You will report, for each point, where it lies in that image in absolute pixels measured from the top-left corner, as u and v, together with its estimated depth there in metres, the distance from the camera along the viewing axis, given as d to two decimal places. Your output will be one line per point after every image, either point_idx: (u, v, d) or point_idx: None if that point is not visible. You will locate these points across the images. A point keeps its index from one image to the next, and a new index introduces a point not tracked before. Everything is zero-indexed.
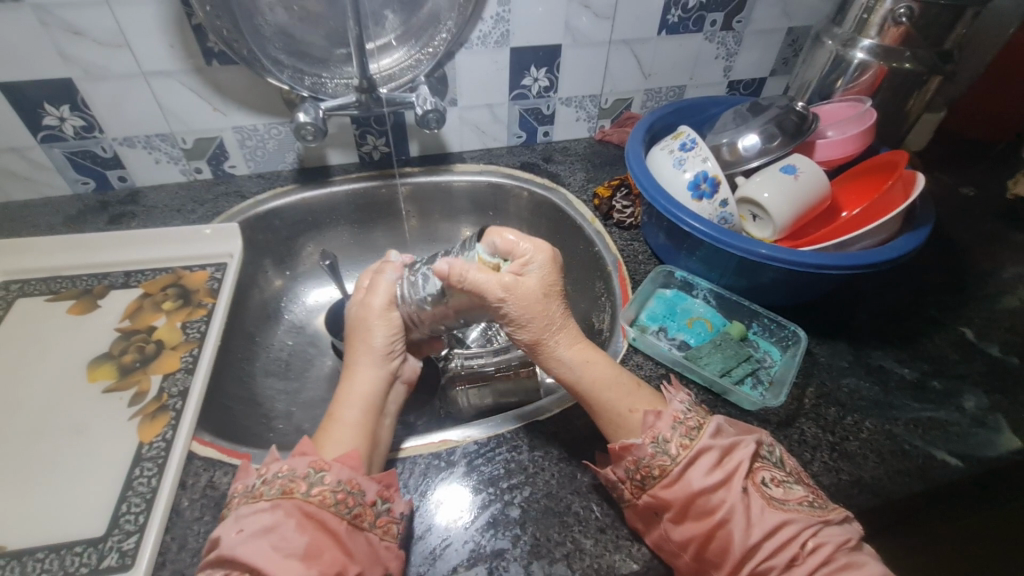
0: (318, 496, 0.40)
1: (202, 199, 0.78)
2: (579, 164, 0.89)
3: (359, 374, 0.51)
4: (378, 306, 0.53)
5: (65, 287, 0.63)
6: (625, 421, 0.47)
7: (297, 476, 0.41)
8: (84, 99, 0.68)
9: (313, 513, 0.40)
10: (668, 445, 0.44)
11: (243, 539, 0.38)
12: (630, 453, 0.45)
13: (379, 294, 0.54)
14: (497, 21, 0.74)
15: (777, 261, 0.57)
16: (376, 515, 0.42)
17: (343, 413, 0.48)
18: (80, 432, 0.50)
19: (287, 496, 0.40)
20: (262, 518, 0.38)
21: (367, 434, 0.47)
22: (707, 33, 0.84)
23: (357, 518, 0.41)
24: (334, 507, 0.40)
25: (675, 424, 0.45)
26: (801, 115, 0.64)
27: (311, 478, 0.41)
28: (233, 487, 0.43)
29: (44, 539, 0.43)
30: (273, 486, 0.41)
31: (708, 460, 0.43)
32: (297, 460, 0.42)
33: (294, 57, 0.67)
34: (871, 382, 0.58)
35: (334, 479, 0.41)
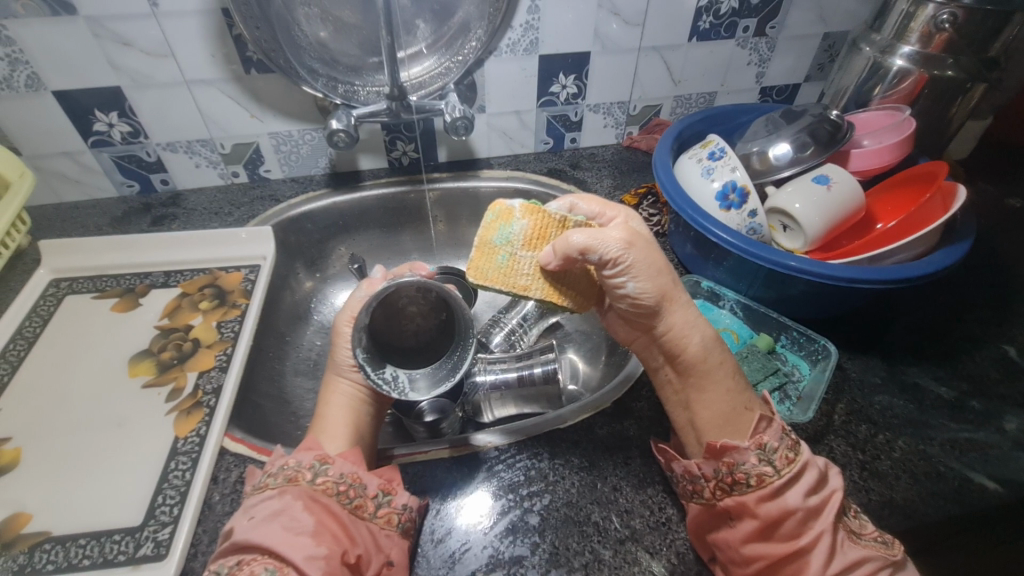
0: (323, 485, 0.43)
1: (238, 202, 0.81)
2: (606, 171, 0.88)
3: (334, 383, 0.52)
4: (344, 320, 0.53)
5: (109, 285, 0.66)
6: (730, 423, 0.46)
7: (302, 467, 0.43)
8: (131, 106, 0.71)
9: (318, 497, 0.42)
10: (771, 457, 0.43)
11: (254, 524, 0.39)
12: (731, 453, 0.44)
13: (347, 309, 0.53)
14: (526, 29, 0.75)
15: (807, 273, 0.55)
16: (376, 506, 0.43)
17: (328, 412, 0.50)
18: (120, 425, 0.53)
19: (293, 484, 0.42)
20: (271, 503, 0.41)
21: (353, 432, 0.49)
22: (739, 39, 0.83)
23: (358, 507, 0.43)
24: (336, 496, 0.42)
25: (787, 438, 0.44)
26: (835, 124, 0.63)
27: (316, 469, 0.44)
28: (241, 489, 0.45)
29: (86, 527, 0.45)
30: (278, 476, 0.43)
31: (809, 482, 0.42)
32: (303, 454, 0.45)
33: (328, 65, 0.69)
34: (905, 400, 0.56)
35: (337, 471, 0.44)
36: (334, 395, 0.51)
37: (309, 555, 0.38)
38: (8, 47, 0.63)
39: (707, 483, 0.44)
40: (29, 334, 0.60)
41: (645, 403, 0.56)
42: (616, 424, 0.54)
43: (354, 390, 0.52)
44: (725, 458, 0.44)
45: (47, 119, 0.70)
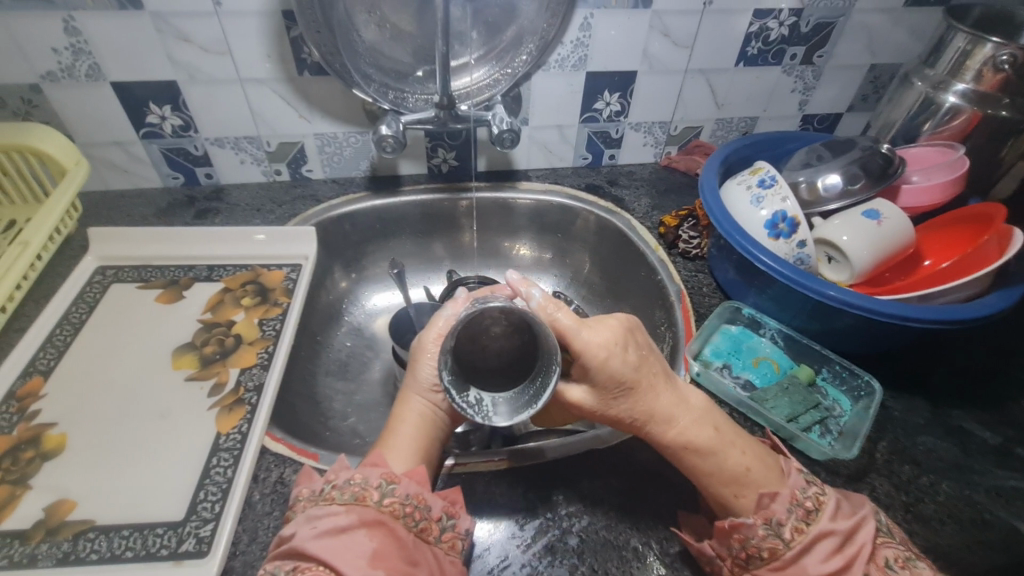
0: (390, 507, 0.42)
1: (280, 200, 0.82)
2: (644, 190, 0.88)
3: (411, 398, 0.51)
4: (430, 339, 0.52)
5: (153, 276, 0.67)
6: (728, 497, 0.45)
7: (369, 485, 0.43)
8: (185, 100, 0.72)
9: (385, 521, 0.41)
10: (782, 530, 0.42)
11: (316, 536, 0.39)
12: (738, 530, 0.43)
13: (431, 328, 0.52)
14: (576, 45, 0.75)
15: (855, 307, 0.55)
16: (441, 530, 0.43)
17: (398, 430, 0.49)
18: (163, 417, 0.53)
19: (360, 503, 0.42)
20: (336, 519, 0.40)
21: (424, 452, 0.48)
22: (786, 66, 0.83)
23: (424, 531, 0.43)
24: (402, 519, 0.42)
25: (795, 504, 0.43)
26: (886, 158, 0.63)
27: (383, 488, 0.43)
28: (297, 491, 0.44)
29: (129, 518, 0.46)
30: (346, 492, 0.43)
31: (829, 546, 0.41)
32: (368, 470, 0.44)
33: (381, 72, 0.70)
34: (949, 443, 0.55)
35: (404, 491, 0.43)
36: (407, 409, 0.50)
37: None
38: (73, 38, 0.64)
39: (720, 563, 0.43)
40: (75, 320, 0.61)
41: None
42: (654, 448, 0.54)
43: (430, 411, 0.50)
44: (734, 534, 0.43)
45: (102, 109, 0.71)
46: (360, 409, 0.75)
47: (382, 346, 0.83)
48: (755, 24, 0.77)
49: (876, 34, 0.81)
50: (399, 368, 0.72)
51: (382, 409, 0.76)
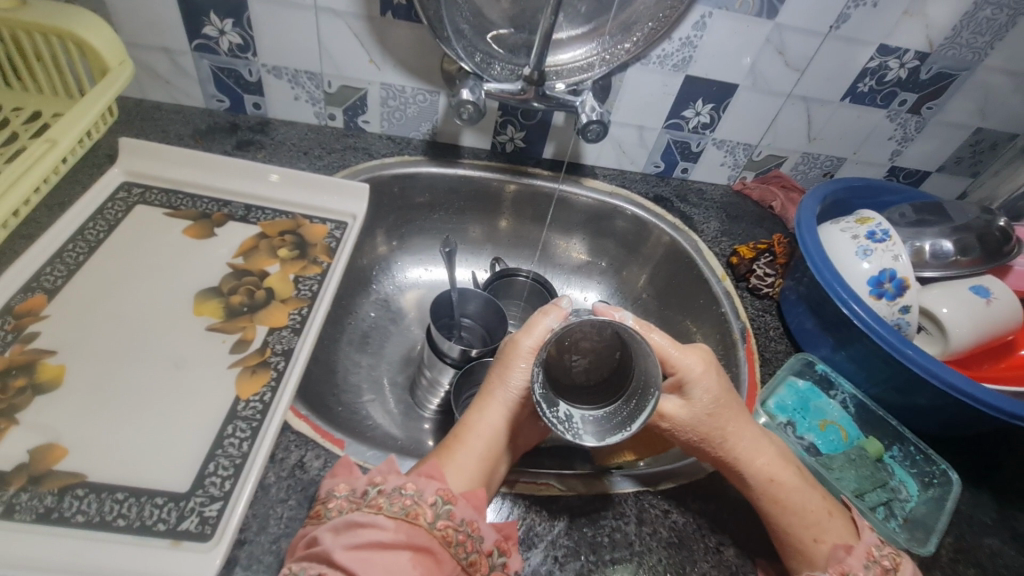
0: (442, 530, 0.37)
1: (329, 147, 0.75)
2: (713, 212, 0.82)
3: (488, 406, 0.45)
4: (525, 349, 0.44)
5: (184, 204, 0.60)
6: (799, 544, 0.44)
7: (423, 502, 0.38)
8: (250, 19, 0.65)
9: (434, 549, 0.36)
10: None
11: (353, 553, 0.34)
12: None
13: (531, 337, 0.44)
14: (684, 44, 0.69)
15: (958, 391, 0.50)
16: (489, 567, 0.37)
17: (467, 440, 0.43)
18: (178, 367, 0.47)
19: (411, 520, 0.37)
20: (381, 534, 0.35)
21: (488, 473, 0.43)
22: (891, 111, 0.78)
23: (471, 566, 0.37)
24: (454, 548, 0.36)
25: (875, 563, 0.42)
26: (1003, 234, 0.58)
27: (437, 508, 0.38)
28: (333, 484, 0.39)
29: (126, 480, 0.40)
30: (395, 503, 0.37)
31: None
32: (424, 483, 0.39)
33: (473, 31, 0.63)
34: (1017, 550, 0.51)
35: (460, 515, 0.38)
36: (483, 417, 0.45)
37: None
38: None
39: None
40: (91, 238, 0.55)
41: None
42: (709, 502, 0.48)
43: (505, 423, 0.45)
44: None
45: (157, 9, 0.64)
46: (377, 387, 0.69)
47: (408, 324, 0.78)
48: (876, 60, 0.71)
49: (995, 96, 0.76)
50: (429, 353, 0.66)
51: (400, 391, 0.71)
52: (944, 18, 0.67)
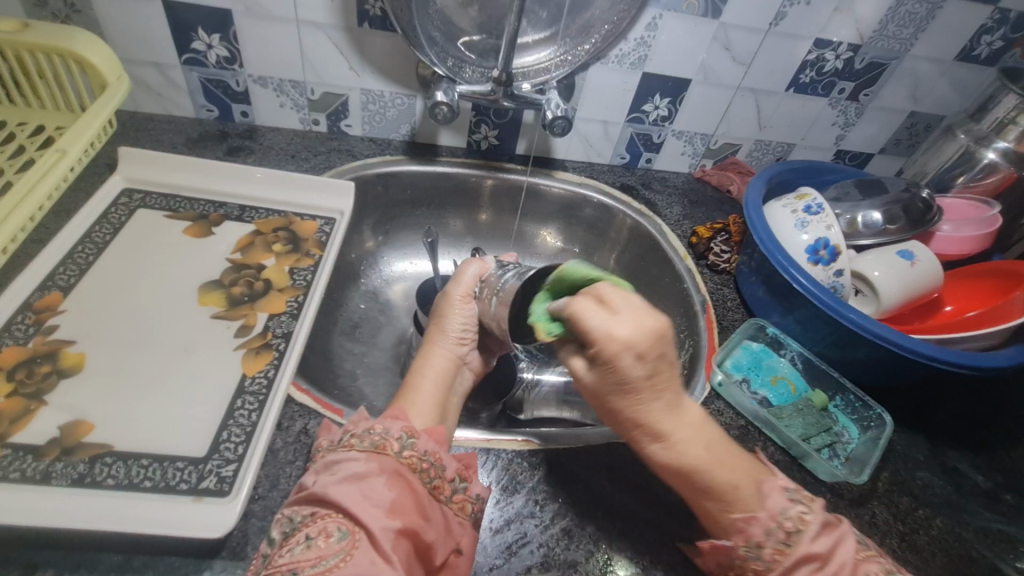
0: (409, 459, 0.42)
1: (315, 150, 0.80)
2: (676, 198, 0.89)
3: (433, 351, 0.55)
4: (456, 295, 0.56)
5: (183, 207, 0.65)
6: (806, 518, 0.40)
7: (390, 436, 0.43)
8: (236, 33, 0.70)
9: (404, 473, 0.41)
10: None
11: (336, 481, 0.39)
12: (801, 555, 0.38)
13: (459, 284, 0.57)
14: (639, 44, 0.75)
15: (886, 341, 0.57)
16: (452, 490, 0.44)
17: (419, 385, 0.52)
18: (188, 351, 0.52)
19: (381, 452, 0.42)
20: (358, 465, 0.40)
21: (441, 410, 0.50)
22: (832, 99, 0.85)
23: (436, 489, 0.43)
24: (419, 474, 0.42)
25: (881, 561, 0.39)
26: (926, 204, 0.65)
27: (403, 441, 0.43)
28: (318, 441, 0.45)
29: (148, 448, 0.45)
30: (366, 440, 0.42)
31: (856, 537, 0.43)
32: (389, 422, 0.45)
33: (445, 38, 0.69)
34: (945, 480, 0.58)
35: (423, 447, 0.44)
36: (430, 361, 0.54)
37: (384, 526, 0.37)
38: None
39: (744, 560, 0.41)
40: (99, 240, 0.59)
41: None
42: None
43: (451, 359, 0.55)
44: (790, 553, 0.39)
45: (148, 26, 0.68)
46: (369, 371, 0.74)
47: (396, 313, 0.83)
48: (814, 52, 0.78)
49: (923, 82, 0.83)
50: (416, 336, 0.71)
51: (392, 375, 0.76)
52: (870, 12, 0.75)
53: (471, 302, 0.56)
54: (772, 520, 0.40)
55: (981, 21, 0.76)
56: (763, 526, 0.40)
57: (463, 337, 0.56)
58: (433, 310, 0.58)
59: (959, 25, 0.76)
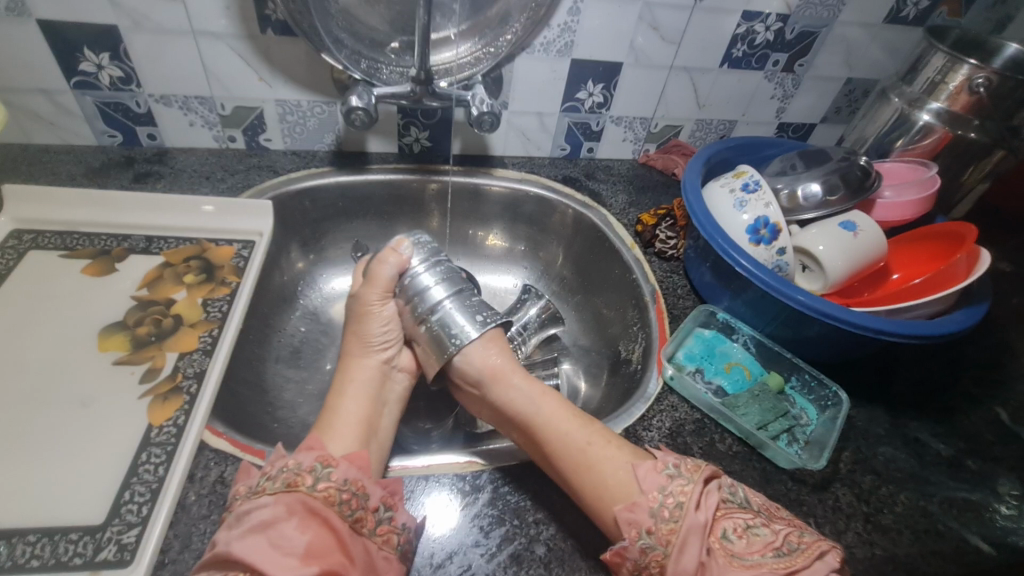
0: (324, 491, 0.41)
1: (232, 169, 0.75)
2: (621, 186, 0.86)
3: (355, 363, 0.56)
4: (376, 296, 0.58)
5: (81, 244, 0.60)
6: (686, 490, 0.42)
7: (302, 470, 0.42)
8: (127, 50, 0.65)
9: (317, 509, 0.40)
10: (715, 540, 0.40)
11: (239, 536, 0.37)
12: (690, 529, 0.40)
13: (376, 286, 0.58)
14: (563, 30, 0.72)
15: (831, 318, 0.55)
16: (376, 522, 0.42)
17: (342, 410, 0.51)
18: (85, 405, 0.47)
19: (291, 489, 0.41)
20: (263, 512, 0.39)
21: (365, 435, 0.49)
22: (768, 72, 0.83)
23: (358, 521, 0.41)
24: (338, 506, 0.41)
25: (743, 516, 0.41)
26: (864, 170, 0.64)
27: (317, 472, 0.42)
28: (234, 489, 0.42)
29: (37, 521, 0.40)
30: (277, 480, 0.41)
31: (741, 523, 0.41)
32: (303, 455, 0.44)
33: (354, 38, 0.64)
34: (907, 453, 0.57)
35: (341, 476, 0.42)
36: (354, 376, 0.55)
37: None
38: None
39: (644, 554, 0.41)
40: None
41: (655, 433, 0.55)
42: None
43: (378, 368, 0.56)
44: (677, 531, 0.41)
45: (26, 49, 0.62)
46: (313, 399, 0.70)
47: (338, 333, 0.78)
48: (743, 26, 0.76)
49: (856, 47, 0.82)
50: None
51: None
52: None
53: (389, 300, 0.59)
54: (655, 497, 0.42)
55: None
56: (646, 509, 0.42)
57: (385, 339, 0.57)
58: (352, 314, 0.59)
59: None
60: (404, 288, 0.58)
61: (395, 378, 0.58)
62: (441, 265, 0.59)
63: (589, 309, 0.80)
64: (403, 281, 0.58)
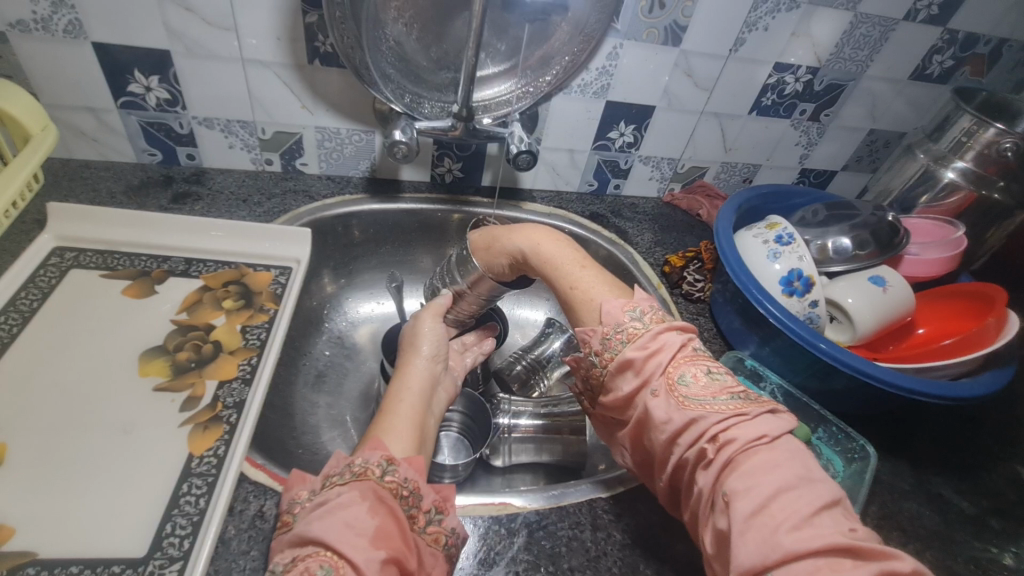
0: (391, 484, 0.41)
1: (268, 192, 0.75)
2: (646, 224, 0.87)
3: (410, 371, 0.55)
4: (429, 315, 0.62)
5: (121, 264, 0.60)
6: (734, 407, 0.41)
7: (370, 464, 0.42)
8: (176, 74, 0.66)
9: (385, 497, 0.40)
10: (715, 429, 0.40)
11: (318, 517, 0.38)
12: (682, 415, 0.41)
13: (431, 307, 0.63)
14: (601, 73, 0.74)
15: (862, 375, 0.56)
16: (427, 521, 0.42)
17: (396, 419, 0.49)
18: (126, 432, 0.47)
19: (361, 480, 0.41)
20: (339, 495, 0.39)
21: (420, 440, 0.48)
22: (794, 120, 0.85)
23: (411, 518, 0.41)
24: (400, 501, 0.41)
25: (750, 411, 0.40)
26: (893, 227, 0.65)
27: (384, 467, 0.42)
28: (291, 495, 0.42)
29: (79, 552, 0.40)
30: (347, 473, 0.42)
31: (751, 420, 0.40)
32: (369, 453, 0.44)
33: (401, 73, 0.66)
34: (931, 510, 0.57)
35: (403, 474, 0.42)
36: (407, 382, 0.54)
37: (369, 558, 0.35)
38: None
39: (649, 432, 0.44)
40: (24, 308, 0.54)
41: None
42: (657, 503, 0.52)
43: (428, 374, 0.56)
44: (673, 414, 0.42)
45: (79, 70, 0.63)
46: (336, 425, 0.70)
47: (362, 359, 0.78)
48: (773, 76, 0.78)
49: (880, 101, 0.84)
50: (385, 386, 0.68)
51: (362, 427, 0.71)
52: (826, 36, 0.75)
53: (438, 320, 0.62)
54: (610, 331, 0.47)
55: (932, 42, 0.78)
56: (600, 336, 0.48)
57: (437, 352, 0.59)
58: (405, 338, 0.61)
59: (913, 46, 0.78)
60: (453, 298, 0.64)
61: (440, 395, 0.57)
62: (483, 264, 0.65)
63: None
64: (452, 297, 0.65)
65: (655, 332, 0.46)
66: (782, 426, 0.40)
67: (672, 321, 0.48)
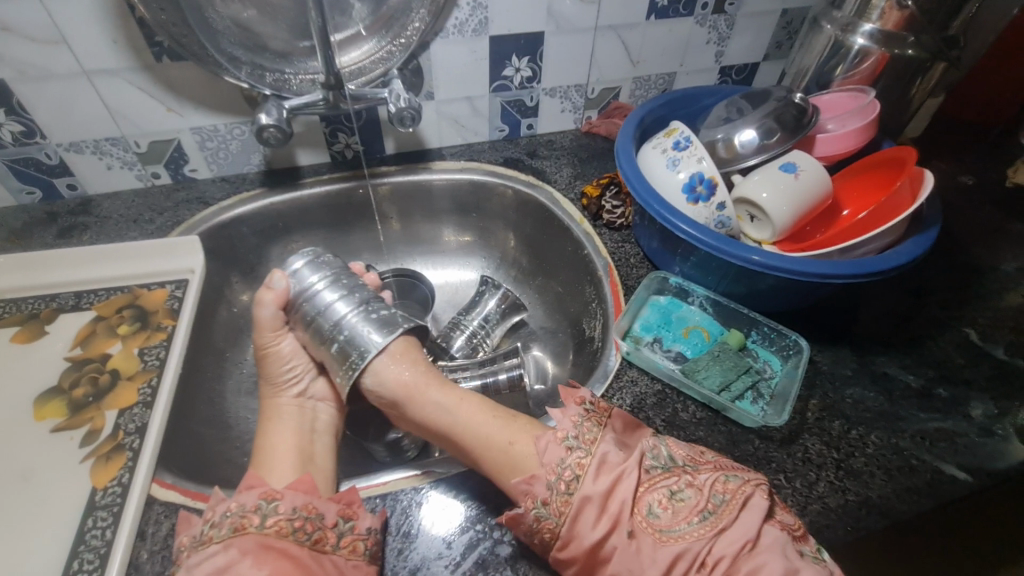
0: (274, 527, 0.42)
1: (161, 207, 0.72)
2: (565, 160, 0.84)
3: (272, 407, 0.55)
4: (267, 336, 0.56)
5: (9, 311, 0.58)
6: (709, 524, 0.40)
7: (247, 511, 0.42)
8: (21, 102, 0.62)
9: (271, 543, 0.41)
10: (693, 558, 0.39)
11: None
12: (653, 554, 0.40)
13: (263, 327, 0.56)
14: (474, 8, 0.68)
15: (777, 269, 0.53)
16: (338, 536, 0.42)
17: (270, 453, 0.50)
18: (27, 479, 0.46)
19: (240, 533, 0.41)
20: (216, 559, 0.39)
21: (301, 462, 0.50)
22: (698, 17, 0.79)
23: (319, 541, 0.42)
24: (293, 536, 0.42)
25: (716, 515, 0.40)
26: (799, 108, 0.61)
27: (262, 510, 0.43)
28: (178, 541, 0.41)
29: None
30: (223, 526, 0.41)
31: (733, 534, 0.39)
32: (245, 495, 0.44)
33: (251, 52, 0.62)
34: (876, 391, 0.56)
35: (288, 506, 0.43)
36: (274, 415, 0.55)
37: None
38: None
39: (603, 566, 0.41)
40: None
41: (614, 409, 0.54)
42: None
43: (292, 406, 0.55)
44: (648, 554, 0.40)
45: None
46: None
47: None
48: None
49: None
50: None
51: None
52: None
53: (285, 333, 0.57)
54: (552, 472, 0.43)
55: None
56: (543, 482, 0.43)
57: (291, 376, 0.56)
58: (258, 362, 0.58)
59: None
60: (294, 320, 0.56)
61: (318, 409, 0.57)
62: (324, 291, 0.55)
63: (549, 292, 0.79)
64: (290, 312, 0.56)
65: (599, 455, 0.43)
66: (759, 519, 0.39)
67: (612, 433, 0.45)
